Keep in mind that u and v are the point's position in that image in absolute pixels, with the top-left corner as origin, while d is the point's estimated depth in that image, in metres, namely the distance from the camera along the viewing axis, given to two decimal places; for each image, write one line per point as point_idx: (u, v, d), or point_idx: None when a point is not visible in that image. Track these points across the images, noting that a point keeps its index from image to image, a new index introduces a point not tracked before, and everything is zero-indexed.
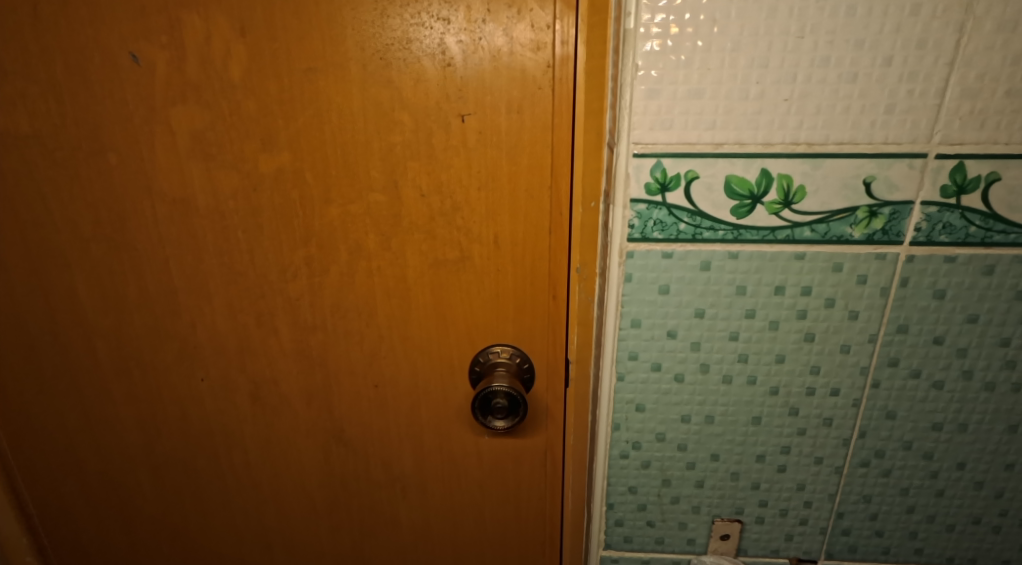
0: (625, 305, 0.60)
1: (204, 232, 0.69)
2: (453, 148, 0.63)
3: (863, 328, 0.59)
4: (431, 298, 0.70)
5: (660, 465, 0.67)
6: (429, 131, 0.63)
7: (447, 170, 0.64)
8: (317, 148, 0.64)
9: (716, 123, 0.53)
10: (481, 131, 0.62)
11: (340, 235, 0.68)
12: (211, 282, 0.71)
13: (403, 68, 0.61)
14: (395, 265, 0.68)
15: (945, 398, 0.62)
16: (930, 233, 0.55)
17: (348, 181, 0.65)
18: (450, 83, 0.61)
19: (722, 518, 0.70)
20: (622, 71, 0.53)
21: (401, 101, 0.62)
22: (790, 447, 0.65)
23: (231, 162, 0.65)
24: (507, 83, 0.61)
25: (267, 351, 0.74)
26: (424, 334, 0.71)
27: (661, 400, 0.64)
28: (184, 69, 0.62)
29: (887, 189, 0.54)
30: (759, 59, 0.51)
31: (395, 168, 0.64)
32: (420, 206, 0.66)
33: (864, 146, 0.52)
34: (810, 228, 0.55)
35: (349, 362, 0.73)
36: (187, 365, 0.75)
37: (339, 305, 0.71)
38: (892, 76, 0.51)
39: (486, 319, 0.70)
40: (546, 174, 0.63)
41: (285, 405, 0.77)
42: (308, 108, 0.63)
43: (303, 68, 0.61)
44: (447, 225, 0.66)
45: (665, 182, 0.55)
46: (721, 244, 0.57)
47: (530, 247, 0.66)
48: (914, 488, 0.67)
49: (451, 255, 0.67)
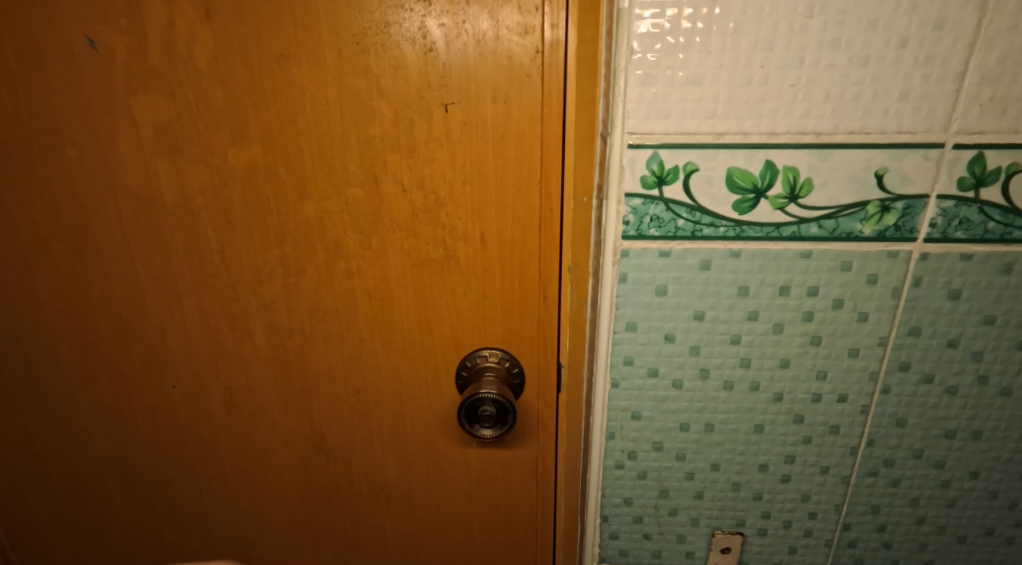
0: (620, 308, 0.56)
1: (171, 230, 0.64)
2: (436, 140, 0.59)
3: (872, 331, 0.55)
4: (415, 301, 0.66)
5: (656, 476, 0.64)
6: (410, 123, 0.59)
7: (429, 165, 0.60)
8: (292, 141, 0.60)
9: (716, 112, 0.49)
10: (465, 121, 0.58)
11: (317, 234, 0.63)
12: (182, 284, 0.67)
13: (381, 55, 0.57)
14: (376, 266, 0.64)
15: (957, 404, 0.58)
16: (945, 230, 0.51)
17: (324, 176, 0.61)
18: (432, 70, 0.57)
19: (722, 530, 0.66)
20: (615, 56, 0.49)
21: (379, 90, 0.58)
22: (794, 456, 0.62)
23: (199, 155, 0.61)
24: (492, 70, 0.57)
25: (243, 356, 0.70)
26: (407, 339, 0.67)
27: (657, 407, 0.60)
28: (145, 55, 0.57)
29: (900, 182, 0.50)
30: (763, 41, 0.47)
31: (374, 163, 0.60)
32: (401, 203, 0.62)
33: (876, 136, 0.49)
34: (816, 224, 0.52)
35: (329, 368, 0.70)
36: (157, 371, 0.71)
37: (318, 308, 0.67)
38: (907, 60, 0.47)
39: (473, 323, 0.66)
40: (535, 168, 0.59)
41: (262, 413, 0.73)
42: (280, 98, 0.59)
43: (274, 54, 0.57)
44: (431, 223, 0.62)
45: (662, 175, 0.51)
46: (722, 242, 0.53)
47: (518, 246, 0.62)
48: (924, 498, 0.63)
49: (435, 255, 0.63)
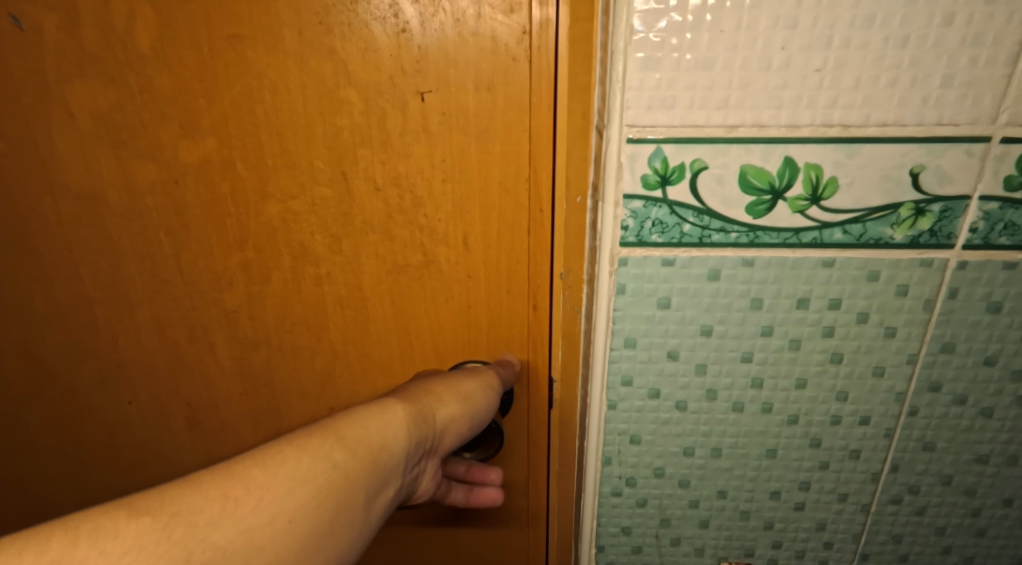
0: (617, 322, 0.50)
1: (119, 233, 0.58)
2: (412, 133, 0.52)
3: (900, 347, 0.49)
4: (392, 310, 0.59)
5: (658, 503, 0.58)
6: (382, 113, 0.52)
7: (405, 160, 0.53)
8: (250, 134, 0.54)
9: (729, 101, 0.43)
10: (444, 111, 0.52)
11: (281, 237, 0.57)
12: (134, 292, 0.60)
13: (348, 35, 0.50)
14: (349, 272, 0.58)
15: (992, 427, 0.52)
16: (987, 235, 0.45)
17: (288, 173, 0.55)
18: (405, 53, 0.50)
19: (729, 561, 0.60)
20: (612, 36, 0.42)
21: (347, 75, 0.51)
22: (810, 483, 0.56)
23: (145, 149, 0.55)
24: (473, 53, 0.50)
25: (205, 371, 0.64)
26: (385, 352, 0.61)
27: (659, 430, 0.54)
28: (79, 36, 0.51)
29: (938, 181, 0.43)
30: (785, 18, 0.41)
31: (343, 157, 0.54)
32: (374, 203, 0.55)
33: (912, 129, 0.42)
34: (841, 228, 0.45)
35: (299, 384, 0.63)
36: (112, 387, 0.65)
37: (286, 319, 0.60)
38: (952, 39, 0.40)
39: (457, 335, 0.60)
40: (522, 164, 0.53)
41: (228, 431, 0.67)
42: (235, 85, 0.52)
43: (227, 35, 0.51)
44: (409, 224, 0.56)
45: (665, 174, 0.45)
46: (734, 249, 0.46)
47: (505, 250, 0.56)
48: (951, 527, 0.58)
49: (414, 260, 0.57)
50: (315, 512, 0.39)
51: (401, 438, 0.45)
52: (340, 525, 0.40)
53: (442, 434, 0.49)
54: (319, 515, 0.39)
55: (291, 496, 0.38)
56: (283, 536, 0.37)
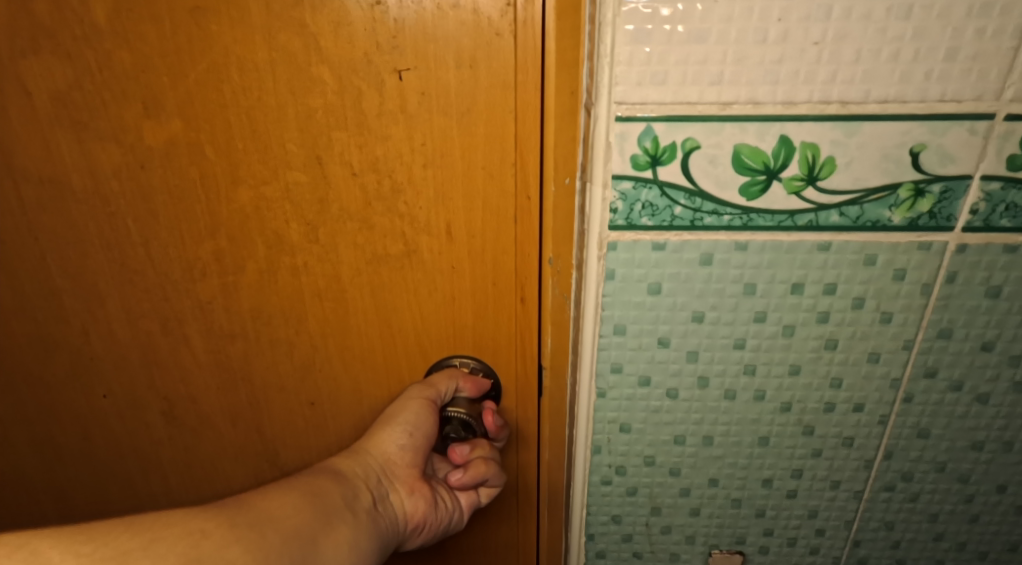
0: (607, 309, 0.48)
1: (84, 220, 0.54)
2: (390, 114, 0.47)
3: (896, 334, 0.48)
4: (372, 305, 0.55)
5: (648, 492, 0.57)
6: (358, 93, 0.46)
7: (383, 143, 0.48)
8: (216, 115, 0.49)
9: (722, 76, 0.40)
10: (424, 91, 0.46)
11: (254, 226, 0.53)
12: (103, 283, 0.57)
13: (318, 6, 0.44)
14: (327, 264, 0.53)
15: (988, 414, 0.51)
16: (988, 217, 0.43)
17: (258, 156, 0.50)
18: (378, 24, 0.44)
19: (720, 549, 0.60)
20: (601, 8, 0.40)
21: (318, 51, 0.45)
22: (802, 471, 0.55)
23: (108, 131, 0.51)
24: (453, 26, 0.43)
25: (181, 365, 0.61)
26: (367, 348, 0.57)
27: (650, 419, 0.53)
28: (27, 9, 0.46)
29: (939, 160, 0.42)
30: None
31: (317, 140, 0.48)
32: (352, 188, 0.50)
33: (915, 106, 0.40)
34: (838, 211, 0.44)
35: (278, 380, 0.60)
36: (84, 379, 0.63)
37: (261, 314, 0.57)
38: (958, 10, 0.38)
39: (441, 334, 0.55)
40: (509, 148, 0.47)
41: (207, 425, 0.64)
42: (198, 62, 0.47)
43: (187, 7, 0.46)
44: (388, 212, 0.50)
45: (656, 154, 0.43)
46: (727, 232, 0.45)
47: (492, 241, 0.50)
48: (944, 514, 0.57)
49: (394, 251, 0.52)
50: (302, 499, 0.45)
51: (341, 467, 0.51)
52: (333, 516, 0.46)
53: (387, 455, 0.53)
54: (308, 504, 0.45)
55: (284, 495, 0.46)
56: (290, 510, 0.44)
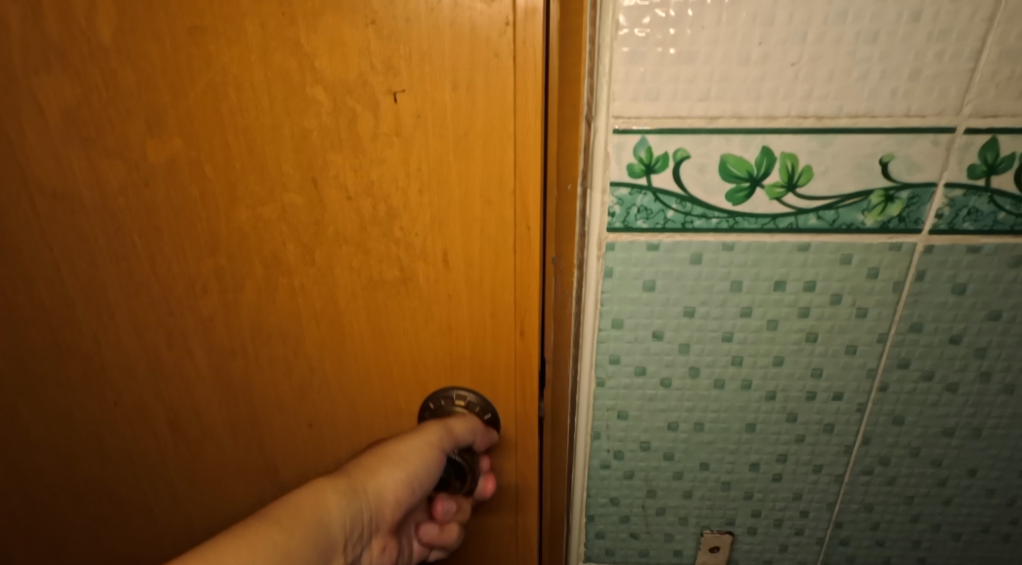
0: (605, 304, 0.52)
1: (92, 231, 0.52)
2: (385, 136, 0.46)
3: (872, 327, 0.52)
4: (369, 329, 0.53)
5: (644, 475, 0.61)
6: (351, 114, 0.46)
7: (378, 167, 0.47)
8: (215, 134, 0.48)
9: (709, 93, 0.45)
10: (420, 113, 0.45)
11: (253, 245, 0.51)
12: (107, 294, 0.55)
13: (313, 26, 0.43)
14: (325, 291, 0.52)
15: (958, 402, 0.56)
16: (952, 221, 0.48)
17: (255, 177, 0.49)
18: (375, 44, 0.43)
19: (711, 530, 0.64)
20: (599, 31, 0.44)
21: (314, 72, 0.45)
22: (787, 455, 0.59)
23: (114, 148, 0.49)
24: (448, 47, 0.43)
25: (183, 380, 0.59)
26: (363, 370, 0.56)
27: (645, 406, 0.57)
28: (40, 25, 0.45)
29: (907, 169, 0.46)
30: (763, 14, 0.42)
31: (312, 162, 0.47)
32: (347, 213, 0.49)
33: (883, 120, 0.44)
34: (816, 215, 0.48)
35: (277, 399, 0.58)
36: (95, 386, 0.60)
37: (262, 335, 0.55)
38: (920, 35, 0.42)
39: (437, 357, 0.54)
40: (506, 175, 0.46)
41: (210, 438, 0.62)
42: (197, 82, 0.46)
43: (186, 28, 0.45)
44: (384, 237, 0.49)
45: (650, 163, 0.47)
46: (715, 234, 0.49)
47: (490, 268, 0.50)
48: (920, 497, 0.61)
49: (388, 276, 0.51)
50: None
51: (330, 512, 0.46)
52: None
53: (380, 499, 0.50)
54: None
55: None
56: None
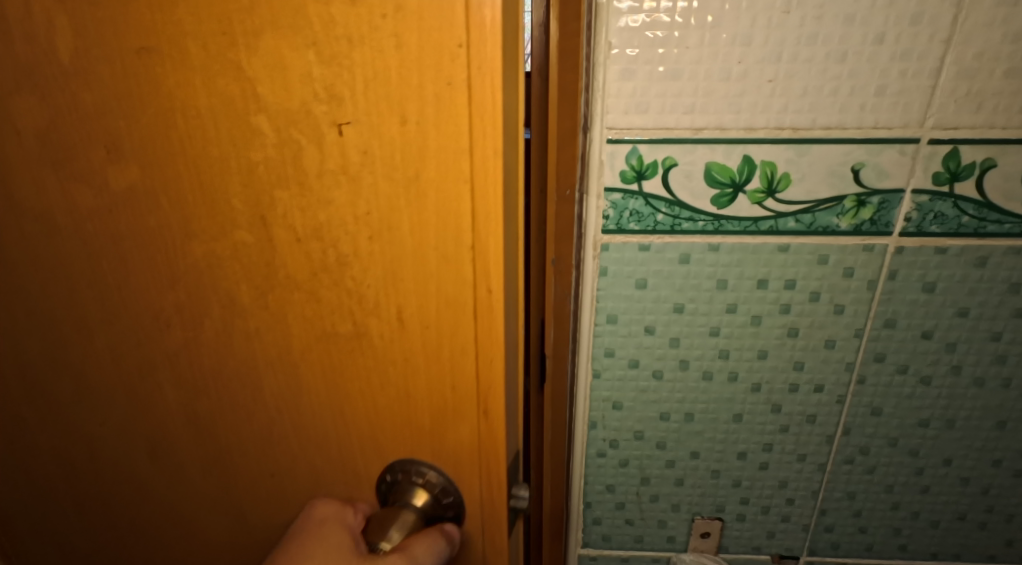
0: (601, 301, 0.57)
1: (60, 247, 0.44)
2: (331, 174, 0.36)
3: (849, 323, 0.56)
4: (322, 386, 0.43)
5: (638, 464, 0.65)
6: (297, 148, 0.36)
7: (326, 209, 0.37)
8: (167, 164, 0.39)
9: (694, 106, 0.49)
10: (366, 149, 0.35)
11: (208, 282, 0.42)
12: (72, 314, 0.46)
13: (254, 46, 0.35)
14: (277, 341, 0.42)
15: (932, 394, 0.59)
16: (920, 224, 0.52)
17: (206, 210, 0.40)
18: (318, 68, 0.34)
19: (702, 516, 0.68)
20: (594, 50, 0.48)
21: (258, 99, 0.36)
22: (773, 445, 0.63)
23: (79, 170, 0.41)
24: (394, 78, 0.34)
25: (133, 421, 0.49)
26: (323, 432, 0.45)
27: (639, 397, 0.61)
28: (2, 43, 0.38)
29: (877, 176, 0.50)
30: (742, 36, 0.47)
31: (260, 198, 0.38)
32: (297, 255, 0.39)
33: (854, 131, 0.49)
34: (794, 218, 0.52)
35: (233, 453, 0.48)
36: (83, 406, 0.50)
37: (216, 378, 0.45)
38: (884, 55, 0.46)
39: (394, 428, 0.43)
40: (462, 227, 0.36)
41: (184, 476, 0.51)
42: (147, 107, 0.38)
43: (132, 48, 0.37)
44: (335, 287, 0.39)
45: (641, 170, 0.51)
46: (701, 235, 0.53)
47: (449, 334, 0.39)
48: (899, 485, 0.65)
49: (342, 331, 0.41)
50: None
51: None
52: None
53: None
54: None
55: None
56: None
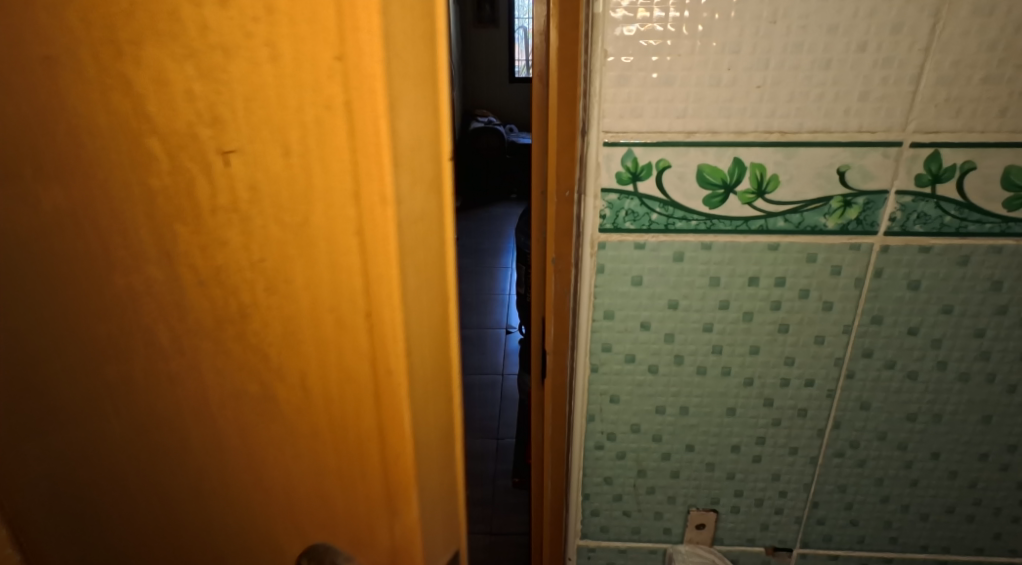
0: (598, 297, 0.59)
1: None
2: (223, 212, 0.32)
3: (837, 319, 0.58)
4: (238, 443, 0.41)
5: (635, 456, 0.67)
6: (189, 179, 0.32)
7: (222, 250, 0.33)
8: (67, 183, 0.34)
9: (686, 111, 0.51)
10: (255, 183, 0.30)
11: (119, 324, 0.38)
12: None
13: (139, 57, 0.29)
14: (185, 403, 0.40)
15: (919, 389, 0.61)
16: (904, 224, 0.54)
17: (110, 242, 0.35)
18: (198, 84, 0.29)
19: (697, 508, 0.70)
20: (591, 57, 0.50)
21: (144, 115, 0.31)
22: (765, 438, 0.65)
23: None
24: (273, 103, 0.28)
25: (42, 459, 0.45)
26: (239, 484, 0.43)
27: (635, 391, 0.63)
28: None
29: (862, 178, 0.52)
30: (731, 45, 0.49)
31: (161, 235, 0.34)
32: (202, 302, 0.35)
33: (838, 135, 0.51)
34: (783, 218, 0.54)
35: (170, 510, 0.47)
36: None
37: (146, 440, 0.43)
38: (866, 63, 0.49)
39: (309, 493, 0.41)
40: (356, 289, 0.31)
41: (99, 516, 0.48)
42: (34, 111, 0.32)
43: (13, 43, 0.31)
44: (241, 340, 0.36)
45: (636, 171, 0.54)
46: (694, 234, 0.56)
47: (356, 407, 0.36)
48: (889, 478, 0.67)
49: (252, 390, 0.38)
50: None
51: None
52: None
53: None
54: None
55: None
56: None
